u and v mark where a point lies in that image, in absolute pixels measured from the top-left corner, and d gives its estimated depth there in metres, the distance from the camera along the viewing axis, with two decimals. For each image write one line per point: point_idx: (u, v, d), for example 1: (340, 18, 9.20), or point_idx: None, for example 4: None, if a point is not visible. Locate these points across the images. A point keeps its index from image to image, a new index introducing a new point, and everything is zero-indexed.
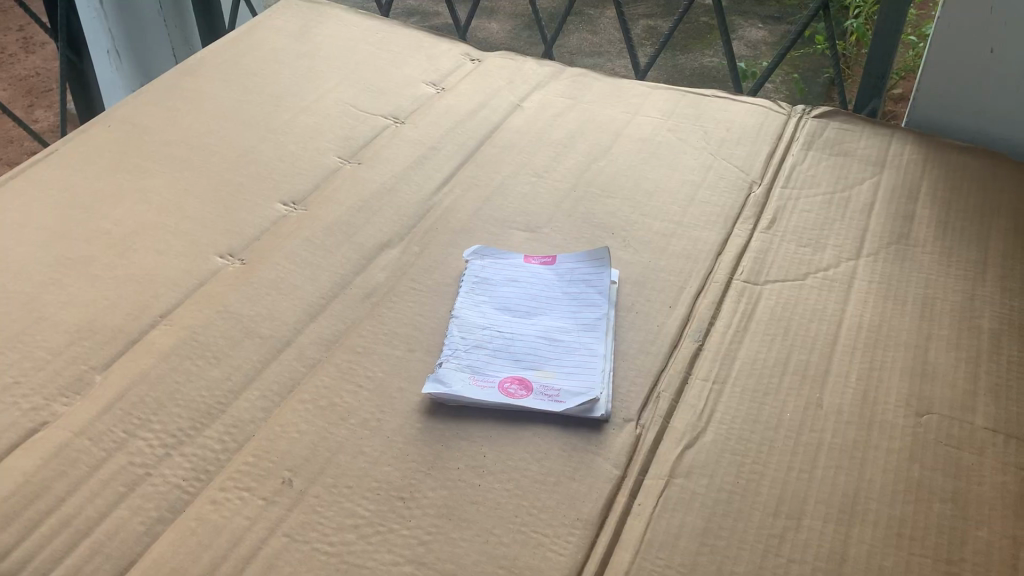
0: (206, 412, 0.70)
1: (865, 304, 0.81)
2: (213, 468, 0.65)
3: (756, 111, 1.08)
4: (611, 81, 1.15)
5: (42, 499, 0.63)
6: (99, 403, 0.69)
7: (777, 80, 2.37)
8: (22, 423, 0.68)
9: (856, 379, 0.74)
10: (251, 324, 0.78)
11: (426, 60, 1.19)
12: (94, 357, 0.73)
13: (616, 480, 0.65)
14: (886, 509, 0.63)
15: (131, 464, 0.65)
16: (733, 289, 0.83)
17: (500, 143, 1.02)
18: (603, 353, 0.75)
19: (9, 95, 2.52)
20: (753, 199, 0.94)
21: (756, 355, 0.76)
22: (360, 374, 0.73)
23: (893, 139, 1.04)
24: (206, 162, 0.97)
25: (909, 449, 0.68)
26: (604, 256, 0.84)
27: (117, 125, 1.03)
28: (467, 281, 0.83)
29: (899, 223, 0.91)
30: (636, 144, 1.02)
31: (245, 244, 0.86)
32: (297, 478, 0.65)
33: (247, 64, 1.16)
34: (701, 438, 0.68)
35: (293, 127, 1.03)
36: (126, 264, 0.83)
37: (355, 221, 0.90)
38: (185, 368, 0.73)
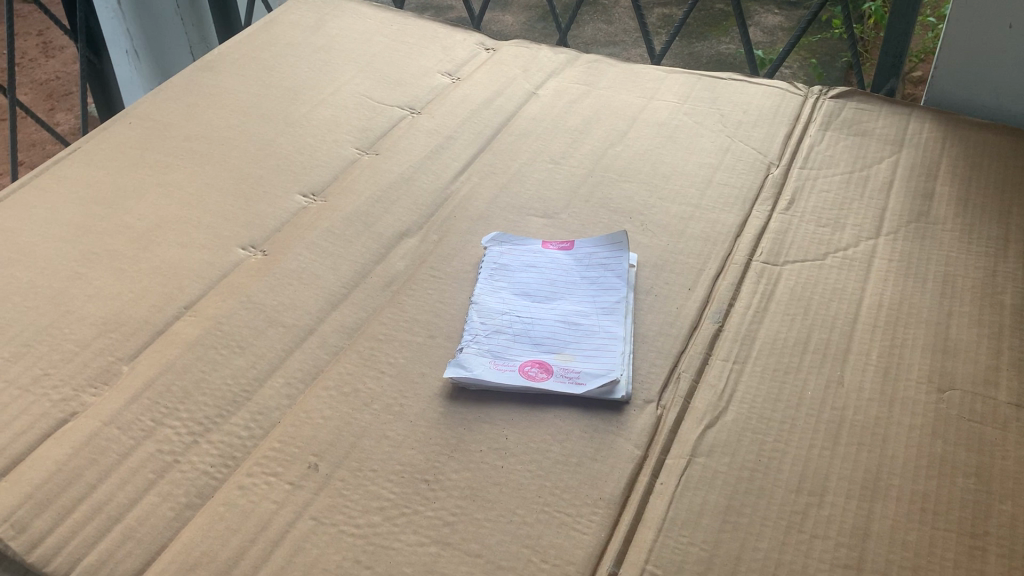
0: (232, 400, 0.71)
1: (885, 282, 0.81)
2: (239, 455, 0.66)
3: (772, 93, 1.08)
4: (626, 67, 1.15)
5: (74, 486, 0.64)
6: (127, 392, 0.71)
7: (794, 65, 2.36)
8: (53, 413, 0.69)
9: (878, 356, 0.74)
10: (274, 314, 0.79)
11: (441, 50, 1.19)
12: (121, 349, 0.75)
13: (637, 460, 0.65)
14: (909, 485, 0.63)
15: (160, 452, 0.66)
16: (752, 271, 0.83)
17: (517, 130, 1.03)
18: (623, 335, 0.76)
19: (31, 99, 2.56)
20: (771, 180, 0.94)
21: (777, 334, 0.76)
22: (382, 360, 0.74)
23: (911, 117, 1.03)
24: (226, 156, 0.98)
25: (932, 425, 0.68)
26: (622, 240, 0.85)
27: (138, 121, 1.04)
28: (485, 267, 0.84)
29: (919, 201, 0.91)
30: (651, 128, 1.03)
31: (266, 235, 0.87)
32: (323, 462, 0.66)
33: (264, 59, 1.17)
34: (722, 418, 0.68)
35: (311, 120, 1.04)
36: (149, 258, 0.84)
37: (373, 211, 0.90)
38: (210, 357, 0.74)
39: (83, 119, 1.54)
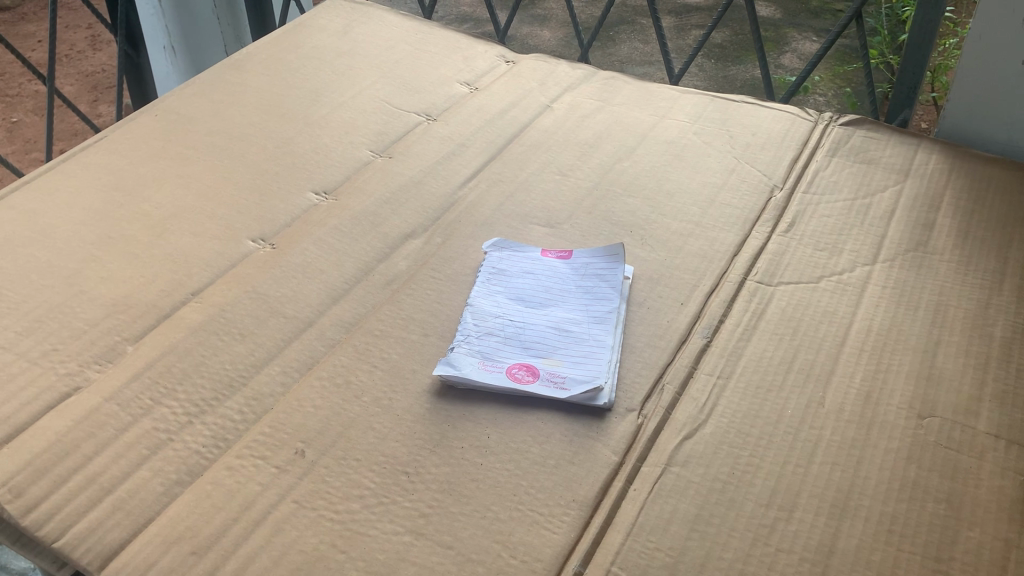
0: (229, 384, 0.73)
1: (876, 308, 0.82)
2: (231, 437, 0.69)
3: (783, 117, 1.09)
4: (641, 85, 1.17)
5: (71, 457, 0.67)
6: (129, 371, 0.74)
7: (828, 93, 2.36)
8: (57, 386, 0.72)
9: (861, 380, 0.75)
10: (277, 304, 0.81)
11: (463, 60, 1.22)
12: (128, 329, 0.78)
13: (613, 466, 0.67)
14: (879, 506, 0.64)
15: (155, 430, 0.69)
16: (746, 289, 0.84)
17: (528, 141, 1.05)
18: (611, 344, 0.77)
19: (76, 91, 2.63)
20: (774, 202, 0.95)
21: (763, 353, 0.77)
22: (376, 355, 0.77)
23: (920, 148, 1.04)
24: (245, 152, 1.01)
25: (908, 450, 0.69)
26: (619, 252, 0.86)
27: (164, 114, 1.07)
28: (483, 271, 0.86)
29: (919, 230, 0.91)
30: (660, 146, 1.04)
31: (277, 229, 0.90)
32: (310, 449, 0.68)
33: (290, 60, 1.20)
34: (701, 430, 0.70)
35: (329, 121, 1.07)
36: (163, 245, 0.87)
37: (382, 212, 0.93)
38: (212, 343, 0.77)
39: (118, 109, 1.59)
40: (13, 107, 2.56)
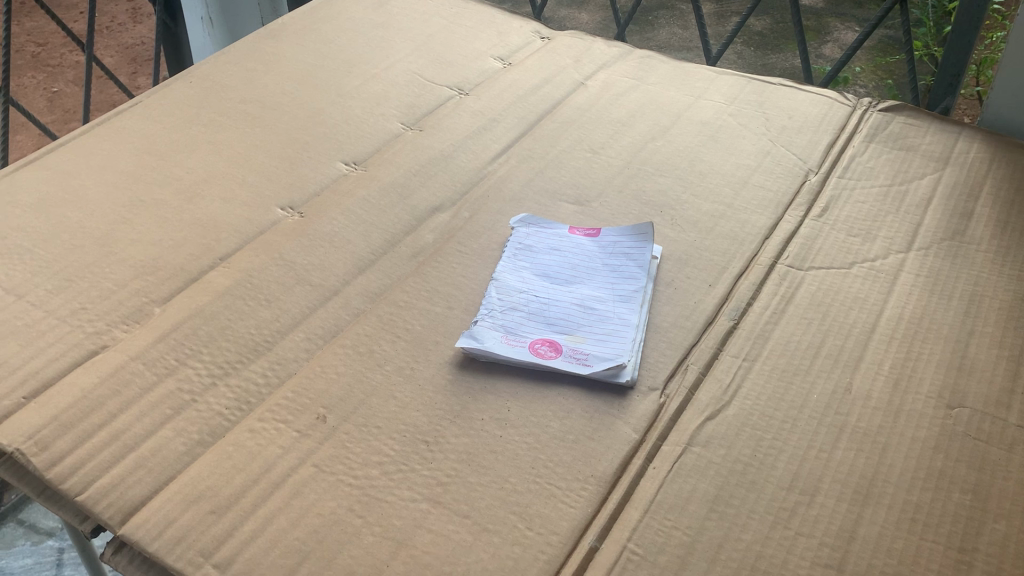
0: (253, 348, 0.74)
1: (909, 297, 0.81)
2: (253, 401, 0.70)
3: (821, 101, 1.07)
4: (677, 65, 1.15)
5: (96, 413, 0.68)
6: (156, 332, 0.74)
7: (868, 84, 2.33)
8: (85, 344, 0.73)
9: (890, 367, 0.73)
10: (303, 272, 0.82)
11: (497, 35, 1.21)
12: (156, 291, 0.78)
13: (633, 443, 0.66)
14: (904, 494, 0.63)
15: (179, 390, 0.70)
16: (776, 273, 0.83)
17: (561, 118, 1.04)
18: (636, 323, 0.76)
19: (116, 62, 2.65)
20: (808, 186, 0.94)
21: (790, 337, 0.76)
22: (400, 326, 0.77)
23: (961, 135, 1.01)
24: (277, 120, 1.01)
25: (936, 439, 0.67)
26: (648, 231, 0.85)
27: (198, 81, 1.07)
28: (511, 246, 0.85)
29: (956, 220, 0.90)
30: (694, 127, 1.03)
31: (306, 198, 0.90)
32: (331, 415, 0.69)
33: (325, 31, 1.20)
34: (724, 411, 0.69)
35: (361, 93, 1.07)
36: (193, 209, 0.88)
37: (411, 184, 0.93)
38: (238, 307, 0.77)
39: (156, 80, 1.59)
40: (54, 77, 2.60)
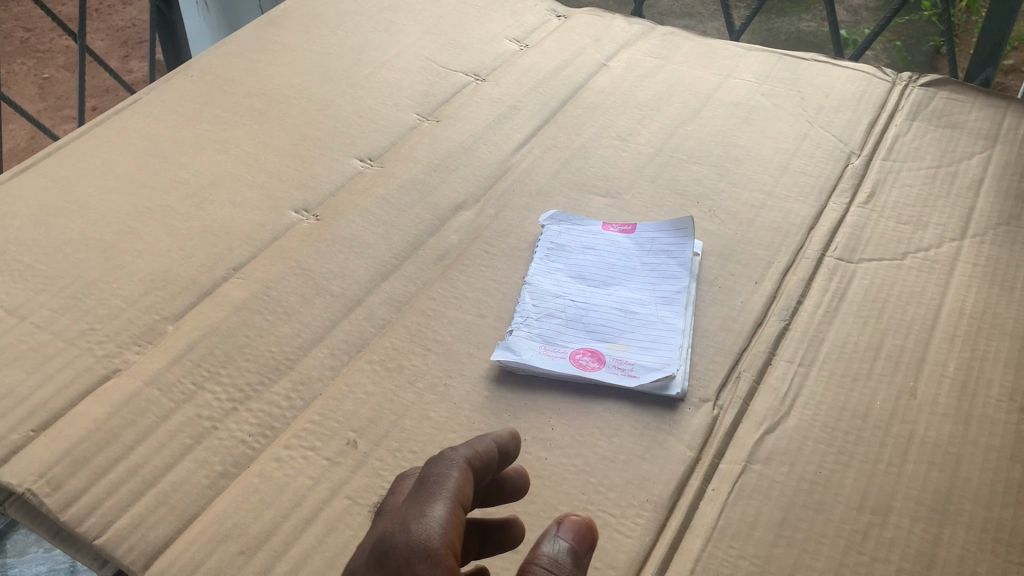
0: (275, 368, 0.69)
1: (969, 289, 0.76)
2: (278, 427, 0.65)
3: (858, 76, 1.02)
4: (703, 41, 1.10)
5: (111, 447, 0.63)
6: (170, 353, 0.69)
7: (878, 47, 2.26)
8: (95, 369, 0.68)
9: (956, 368, 0.69)
10: (323, 281, 0.76)
11: (511, 15, 1.15)
12: (167, 307, 0.73)
13: (689, 463, 0.62)
14: (982, 511, 0.59)
15: (199, 417, 0.65)
16: (825, 267, 0.78)
17: (584, 103, 0.98)
18: (682, 327, 0.72)
19: (106, 46, 2.58)
20: (851, 170, 0.88)
21: (846, 338, 0.71)
22: (430, 337, 0.72)
23: (1009, 110, 0.96)
24: (285, 114, 0.96)
25: (1011, 448, 0.63)
26: (688, 225, 0.80)
27: (200, 74, 1.02)
28: (542, 246, 0.80)
29: (1011, 202, 0.84)
30: (726, 109, 0.97)
31: (321, 199, 0.85)
32: (362, 440, 0.64)
33: (329, 16, 1.14)
34: (783, 423, 0.65)
35: (372, 82, 1.01)
36: (202, 215, 0.82)
37: (431, 181, 0.88)
38: (256, 322, 0.72)
39: (151, 74, 1.53)
40: (44, 63, 2.52)
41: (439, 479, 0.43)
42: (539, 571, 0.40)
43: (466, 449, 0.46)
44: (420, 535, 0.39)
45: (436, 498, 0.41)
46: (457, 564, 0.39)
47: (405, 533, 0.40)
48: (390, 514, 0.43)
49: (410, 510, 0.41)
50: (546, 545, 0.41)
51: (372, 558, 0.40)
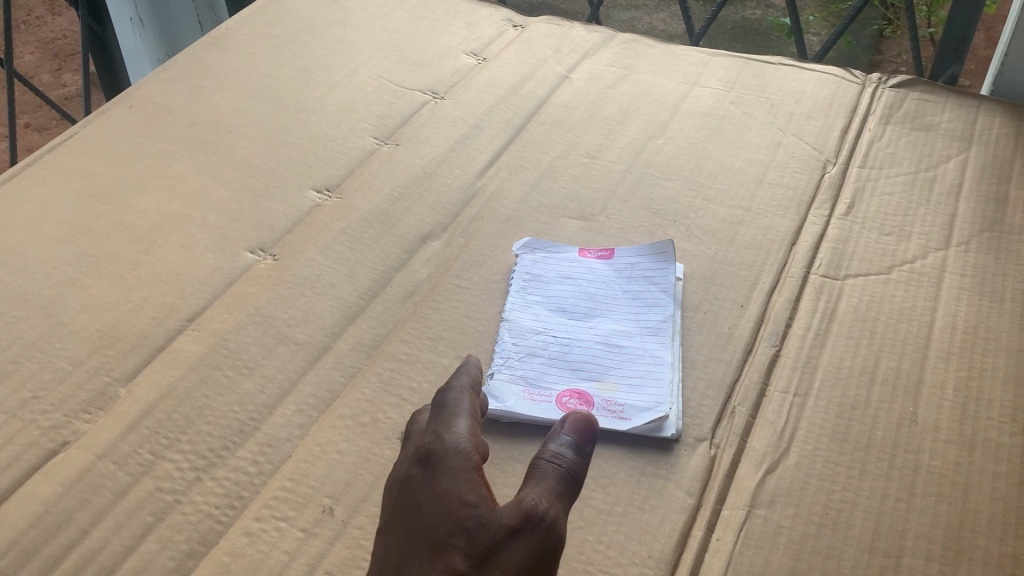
0: (239, 430, 0.64)
1: (959, 302, 0.73)
2: (247, 496, 0.60)
3: (826, 79, 0.99)
4: (666, 48, 1.06)
5: (63, 532, 0.58)
6: (124, 420, 0.64)
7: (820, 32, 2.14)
8: (41, 444, 0.63)
9: (954, 390, 0.66)
10: (285, 328, 0.71)
11: (466, 28, 1.11)
12: (118, 368, 0.68)
13: (690, 511, 0.58)
14: (997, 545, 0.56)
15: (159, 491, 0.60)
16: (811, 286, 0.75)
17: (549, 120, 0.94)
18: (671, 361, 0.68)
19: (37, 60, 2.47)
20: (828, 179, 0.86)
21: (840, 363, 0.68)
22: (404, 386, 0.67)
23: (981, 109, 0.94)
24: (234, 145, 0.90)
25: (1019, 474, 0.61)
26: (668, 249, 0.77)
27: (139, 104, 0.95)
28: (517, 278, 0.76)
29: (992, 206, 0.82)
30: (695, 119, 0.94)
31: (277, 237, 0.80)
32: (339, 506, 0.59)
33: (275, 36, 1.08)
34: (784, 461, 0.61)
35: (325, 105, 0.96)
36: (149, 261, 0.77)
37: (394, 210, 0.83)
38: (216, 380, 0.67)
39: (86, 100, 1.46)
40: None
41: (457, 405, 0.50)
42: (544, 463, 0.45)
43: (465, 381, 0.54)
44: (451, 440, 0.46)
45: (458, 416, 0.49)
46: (481, 460, 0.45)
47: (437, 442, 0.46)
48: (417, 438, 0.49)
49: (438, 427, 0.48)
50: (550, 443, 0.46)
51: (411, 465, 0.46)
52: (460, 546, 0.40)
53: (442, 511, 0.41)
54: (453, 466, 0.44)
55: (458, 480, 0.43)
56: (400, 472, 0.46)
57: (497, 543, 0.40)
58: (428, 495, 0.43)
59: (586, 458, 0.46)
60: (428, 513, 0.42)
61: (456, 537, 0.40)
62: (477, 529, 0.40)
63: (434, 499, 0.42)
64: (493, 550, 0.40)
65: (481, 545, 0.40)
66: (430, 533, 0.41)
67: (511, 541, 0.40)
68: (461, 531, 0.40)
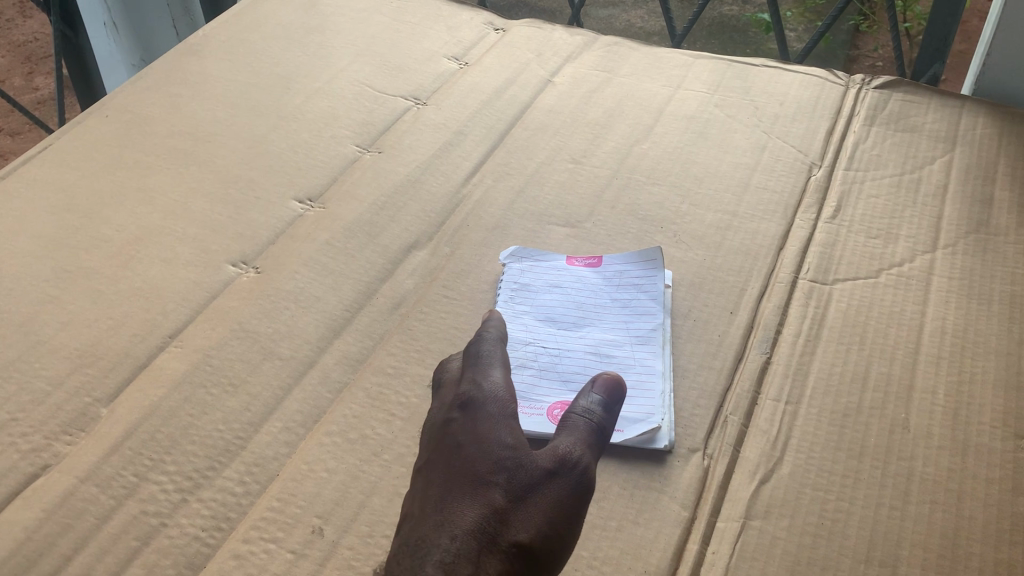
0: (225, 449, 0.63)
1: (947, 305, 0.73)
2: (234, 517, 0.59)
3: (810, 81, 0.99)
4: (649, 51, 1.06)
5: (46, 559, 0.56)
6: (106, 441, 0.63)
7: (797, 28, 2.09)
8: (21, 468, 0.61)
9: (946, 395, 0.66)
10: (269, 343, 0.70)
11: (447, 31, 1.10)
12: (99, 388, 0.66)
13: (685, 524, 0.58)
14: (992, 552, 0.56)
15: (144, 515, 0.59)
16: (800, 291, 0.75)
17: (533, 125, 0.94)
18: (662, 370, 0.68)
19: (7, 63, 2.43)
20: (814, 182, 0.86)
21: (831, 369, 0.68)
22: (392, 401, 0.66)
23: (964, 110, 0.94)
24: (214, 155, 0.89)
25: (1012, 479, 0.61)
26: (656, 256, 0.76)
27: (116, 114, 0.94)
28: (504, 287, 0.75)
29: (978, 207, 0.83)
30: (680, 122, 0.94)
31: (259, 249, 0.78)
32: (328, 526, 0.58)
33: (253, 42, 1.07)
34: (778, 470, 0.61)
35: (306, 113, 0.95)
36: (129, 276, 0.75)
37: (378, 220, 0.82)
38: (200, 398, 0.66)
39: (59, 113, 1.44)
40: None
41: (489, 352, 0.54)
42: (574, 419, 0.49)
43: (496, 323, 0.57)
44: (487, 393, 0.51)
45: (491, 367, 0.53)
46: (516, 407, 0.51)
47: (475, 390, 0.51)
48: (453, 385, 0.54)
49: (474, 374, 0.53)
50: (581, 400, 0.51)
51: (451, 410, 0.51)
52: (501, 484, 0.46)
53: (483, 453, 0.47)
54: (491, 413, 0.50)
55: (497, 425, 0.49)
56: (440, 415, 0.52)
57: (534, 483, 0.46)
58: (470, 437, 0.49)
59: (614, 416, 0.51)
60: (470, 454, 0.48)
61: (496, 476, 0.46)
62: (516, 470, 0.47)
63: (475, 441, 0.48)
64: (530, 489, 0.46)
65: (518, 485, 0.46)
66: (472, 471, 0.47)
67: (547, 483, 0.46)
68: (501, 471, 0.47)
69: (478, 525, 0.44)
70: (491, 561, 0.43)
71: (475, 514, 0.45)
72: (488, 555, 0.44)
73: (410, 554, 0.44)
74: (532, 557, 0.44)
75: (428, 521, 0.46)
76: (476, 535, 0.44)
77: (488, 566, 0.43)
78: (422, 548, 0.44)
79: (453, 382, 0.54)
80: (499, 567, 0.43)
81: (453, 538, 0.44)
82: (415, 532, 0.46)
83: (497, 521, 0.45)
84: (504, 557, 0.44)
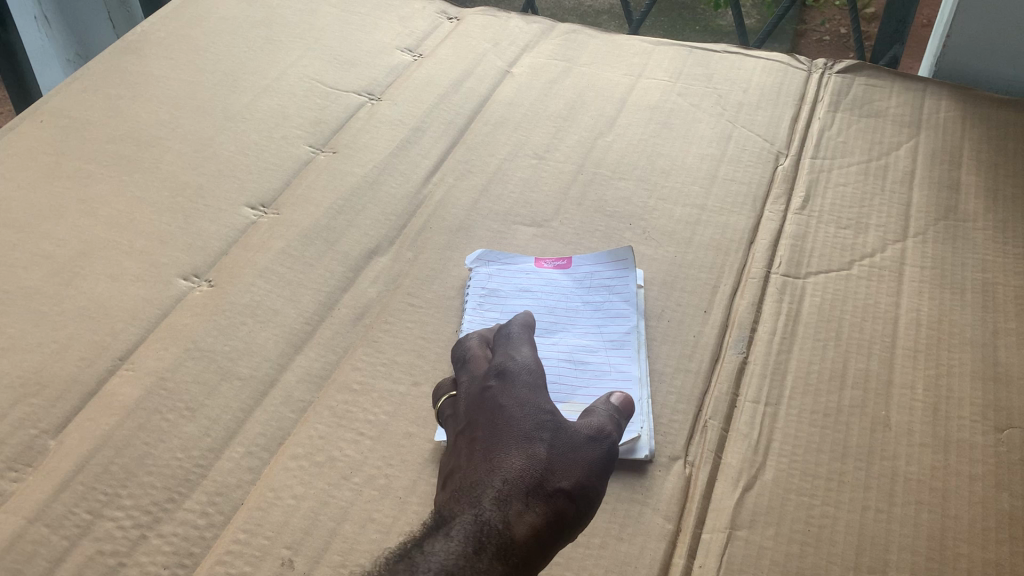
0: (184, 479, 0.59)
1: (921, 296, 0.72)
2: (197, 552, 0.55)
3: (772, 67, 0.98)
4: (607, 37, 1.03)
5: None
6: (56, 477, 0.59)
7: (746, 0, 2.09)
8: None
9: (924, 390, 0.65)
10: (226, 363, 0.67)
11: (398, 22, 1.06)
12: (46, 419, 0.62)
13: (670, 537, 0.56)
14: (980, 552, 0.55)
15: (100, 555, 0.55)
16: (773, 286, 0.73)
17: (492, 119, 0.91)
18: (638, 376, 0.66)
19: None
20: (782, 171, 0.84)
21: (809, 367, 0.67)
22: (359, 419, 0.63)
23: (926, 93, 0.93)
24: (159, 160, 0.84)
25: (995, 475, 0.60)
26: (627, 255, 0.74)
27: (51, 119, 0.88)
28: (472, 294, 0.72)
29: (945, 193, 0.82)
30: (643, 113, 0.91)
31: (212, 262, 0.75)
32: (298, 557, 0.55)
33: (195, 37, 1.02)
34: (761, 477, 0.60)
35: (255, 112, 0.91)
36: (73, 295, 0.71)
37: (336, 225, 0.78)
38: (155, 426, 0.62)
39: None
40: None
41: (516, 333, 0.59)
42: (597, 408, 0.55)
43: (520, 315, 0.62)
44: (521, 364, 0.56)
45: (521, 345, 0.58)
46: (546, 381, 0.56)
47: (510, 362, 0.56)
48: (481, 361, 0.58)
49: (507, 350, 0.57)
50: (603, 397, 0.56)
51: (486, 378, 0.56)
52: (545, 440, 0.51)
53: (527, 412, 0.52)
54: (528, 381, 0.54)
55: (537, 391, 0.54)
56: (476, 383, 0.56)
57: (575, 445, 0.51)
58: (510, 400, 0.53)
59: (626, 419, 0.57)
60: (513, 412, 0.52)
61: (541, 432, 0.51)
62: (559, 431, 0.52)
63: (516, 404, 0.53)
64: (569, 447, 0.51)
65: (562, 444, 0.51)
66: (518, 427, 0.51)
67: (586, 446, 0.51)
68: (545, 429, 0.51)
69: (527, 470, 0.49)
70: (538, 502, 0.48)
71: (522, 463, 0.50)
72: (535, 497, 0.48)
73: (464, 493, 0.49)
74: (573, 504, 0.49)
75: (477, 469, 0.50)
76: (524, 479, 0.49)
77: (535, 505, 0.48)
78: (475, 488, 0.49)
79: (481, 359, 0.58)
80: (547, 508, 0.48)
81: (505, 480, 0.49)
82: (465, 478, 0.50)
83: (542, 469, 0.49)
84: (550, 499, 0.48)
